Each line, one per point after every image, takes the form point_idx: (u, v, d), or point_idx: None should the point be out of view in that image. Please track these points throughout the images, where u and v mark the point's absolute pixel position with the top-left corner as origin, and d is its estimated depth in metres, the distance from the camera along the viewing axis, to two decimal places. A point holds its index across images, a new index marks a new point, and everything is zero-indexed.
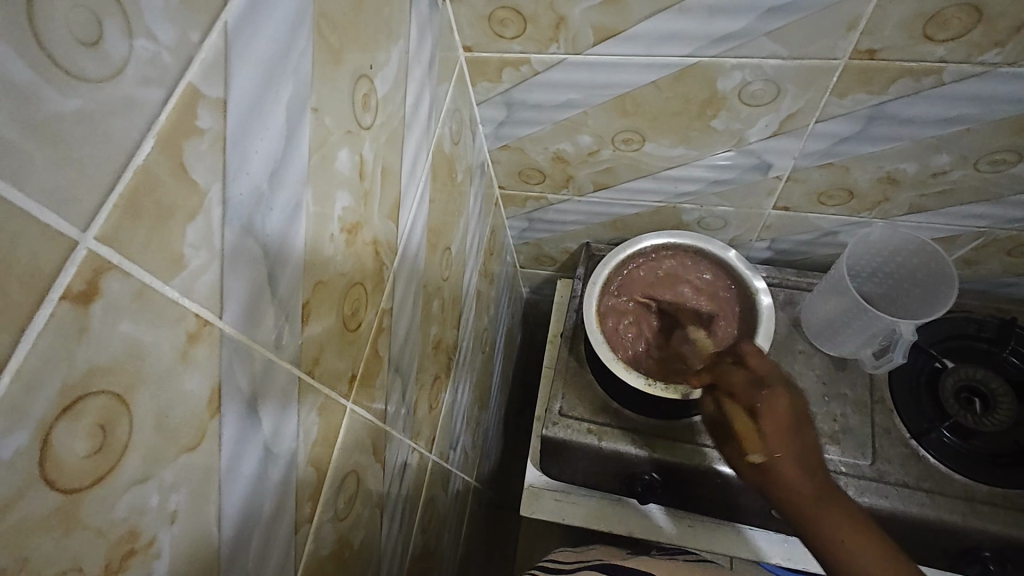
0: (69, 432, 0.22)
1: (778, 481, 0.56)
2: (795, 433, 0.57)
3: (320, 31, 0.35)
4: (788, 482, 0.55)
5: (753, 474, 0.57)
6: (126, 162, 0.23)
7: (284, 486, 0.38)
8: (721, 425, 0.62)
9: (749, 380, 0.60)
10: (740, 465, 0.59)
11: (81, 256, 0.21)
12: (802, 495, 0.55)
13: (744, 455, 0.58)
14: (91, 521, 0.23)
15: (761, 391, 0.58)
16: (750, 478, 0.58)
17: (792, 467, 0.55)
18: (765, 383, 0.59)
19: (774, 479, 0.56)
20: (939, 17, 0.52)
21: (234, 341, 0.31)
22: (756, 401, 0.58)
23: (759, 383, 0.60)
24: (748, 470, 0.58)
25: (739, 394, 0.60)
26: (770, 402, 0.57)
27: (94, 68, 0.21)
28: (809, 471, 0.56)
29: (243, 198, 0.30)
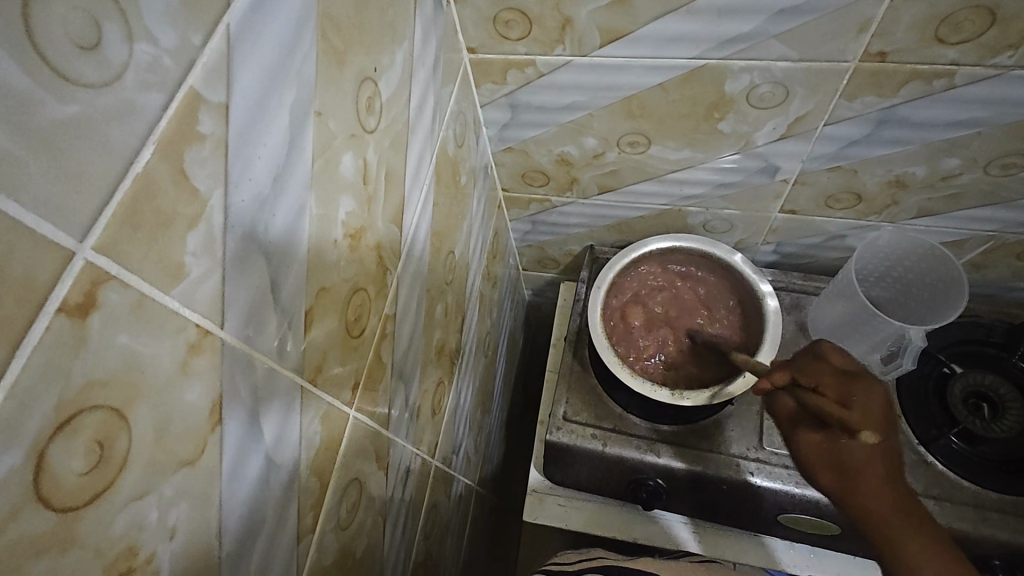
0: (64, 448, 0.21)
1: (868, 469, 0.55)
2: (887, 429, 0.57)
3: (324, 33, 0.34)
4: (873, 486, 0.55)
5: (839, 462, 0.56)
6: (126, 170, 0.22)
7: (286, 496, 0.38)
8: (803, 418, 0.60)
9: (835, 373, 0.61)
10: (827, 453, 0.57)
11: (77, 267, 0.21)
12: (886, 496, 0.54)
13: (836, 441, 0.57)
14: (87, 539, 0.23)
15: (858, 386, 0.59)
16: (831, 470, 0.56)
17: (880, 464, 0.55)
18: (858, 377, 0.60)
19: (854, 465, 0.55)
20: (952, 19, 0.51)
21: (235, 351, 0.30)
22: (854, 391, 0.58)
23: (851, 377, 0.60)
24: (835, 458, 0.56)
25: (830, 385, 0.59)
26: (865, 396, 0.58)
27: (92, 72, 0.21)
28: (895, 474, 0.56)
29: (246, 204, 0.29)
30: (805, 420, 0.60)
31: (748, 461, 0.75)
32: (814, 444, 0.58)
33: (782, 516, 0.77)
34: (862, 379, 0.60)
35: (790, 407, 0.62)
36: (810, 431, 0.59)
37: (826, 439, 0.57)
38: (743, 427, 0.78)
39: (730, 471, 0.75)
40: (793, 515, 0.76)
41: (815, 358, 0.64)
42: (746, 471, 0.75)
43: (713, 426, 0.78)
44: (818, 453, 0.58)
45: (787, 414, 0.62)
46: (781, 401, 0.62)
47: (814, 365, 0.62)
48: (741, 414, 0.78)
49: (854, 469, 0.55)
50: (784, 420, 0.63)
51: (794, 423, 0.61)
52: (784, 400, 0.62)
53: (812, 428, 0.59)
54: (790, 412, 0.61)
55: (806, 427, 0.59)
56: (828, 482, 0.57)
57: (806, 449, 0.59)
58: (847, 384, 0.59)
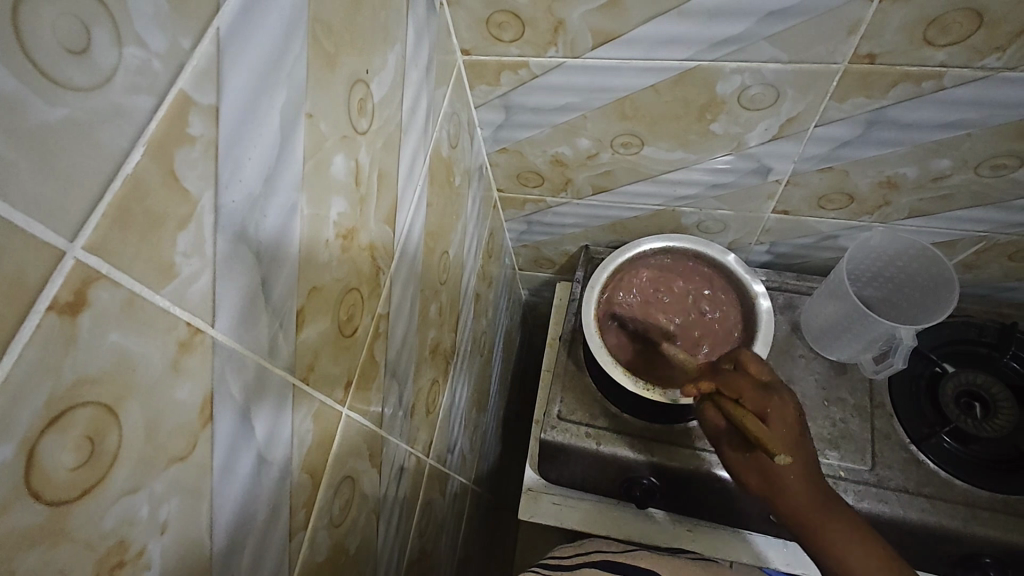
0: (56, 443, 0.22)
1: (790, 483, 0.55)
2: (801, 440, 0.56)
3: (315, 36, 0.35)
4: (794, 485, 0.55)
5: (768, 473, 0.57)
6: (116, 171, 0.23)
7: (278, 493, 0.38)
8: (727, 433, 0.59)
9: (754, 388, 0.58)
10: (753, 466, 0.58)
11: (68, 266, 0.21)
12: (805, 497, 0.55)
13: (763, 461, 0.57)
14: (77, 533, 0.23)
15: (772, 398, 0.57)
16: (760, 476, 0.58)
17: (805, 472, 0.56)
18: (771, 388, 0.59)
19: (782, 478, 0.56)
20: (938, 21, 0.52)
21: (227, 349, 0.31)
22: (769, 402, 0.56)
23: (767, 387, 0.58)
24: (762, 472, 0.57)
25: (752, 396, 0.57)
26: (779, 411, 0.56)
27: (81, 76, 0.21)
28: (817, 475, 0.57)
29: (237, 205, 0.30)
30: (727, 435, 0.59)
31: None
32: (741, 458, 0.59)
33: (777, 514, 0.77)
34: (777, 392, 0.58)
35: (716, 419, 0.59)
36: (734, 443, 0.59)
37: (751, 453, 0.58)
38: None
39: (725, 469, 0.75)
40: None
41: (736, 367, 0.62)
42: None
43: None
44: (750, 467, 0.59)
45: (716, 427, 0.59)
46: (707, 416, 0.60)
47: (737, 379, 0.59)
48: None
49: (774, 479, 0.56)
50: (710, 433, 0.61)
51: (718, 437, 0.60)
52: (711, 413, 0.59)
53: (738, 442, 0.59)
54: (722, 425, 0.59)
55: (727, 440, 0.60)
56: (761, 490, 0.58)
57: (735, 461, 0.60)
58: (770, 399, 0.57)
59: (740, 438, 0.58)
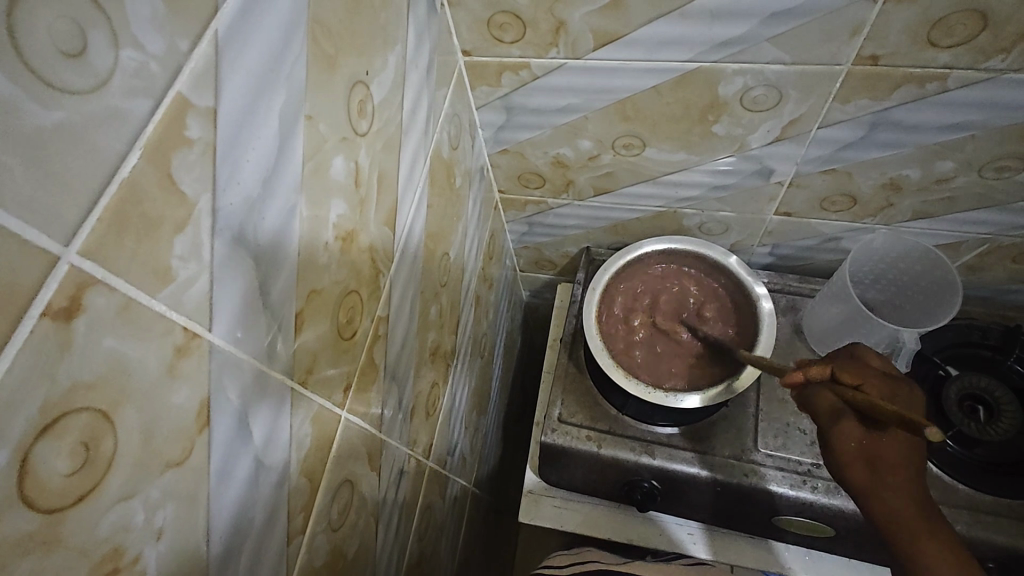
0: (50, 451, 0.22)
1: (901, 473, 0.52)
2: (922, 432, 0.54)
3: (315, 37, 0.35)
4: (894, 493, 0.53)
5: (874, 460, 0.52)
6: (111, 174, 0.22)
7: (275, 498, 0.38)
8: (845, 413, 0.53)
9: (879, 375, 0.54)
10: (865, 451, 0.52)
11: (62, 271, 0.21)
12: (910, 504, 0.52)
13: (883, 446, 0.52)
14: (72, 541, 0.23)
15: (903, 389, 0.54)
16: (864, 466, 0.53)
17: (917, 468, 0.53)
18: (899, 379, 0.55)
19: (892, 464, 0.52)
20: (943, 23, 0.51)
21: (224, 353, 0.30)
22: (894, 391, 0.53)
23: (893, 377, 0.55)
24: (868, 458, 0.53)
25: (880, 386, 0.53)
26: (911, 396, 0.54)
27: (77, 78, 0.21)
28: (921, 483, 0.53)
29: (234, 208, 0.30)
30: (844, 416, 0.53)
31: (743, 463, 0.76)
32: (852, 443, 0.52)
33: (777, 518, 0.77)
34: (904, 383, 0.55)
35: (830, 402, 0.53)
36: (854, 424, 0.52)
37: (868, 437, 0.52)
38: (737, 429, 0.78)
39: (725, 473, 0.75)
40: (788, 517, 0.76)
41: (851, 357, 0.59)
42: (741, 473, 0.75)
43: (708, 428, 0.78)
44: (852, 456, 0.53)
45: (826, 409, 0.53)
46: (819, 397, 0.54)
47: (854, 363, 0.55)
48: (735, 416, 0.78)
49: (891, 469, 0.52)
50: (811, 412, 0.55)
51: (826, 419, 0.54)
52: (825, 395, 0.54)
53: (858, 423, 0.52)
54: (838, 407, 0.53)
55: (846, 421, 0.52)
56: (860, 480, 0.53)
57: (844, 446, 0.52)
58: (898, 387, 0.54)
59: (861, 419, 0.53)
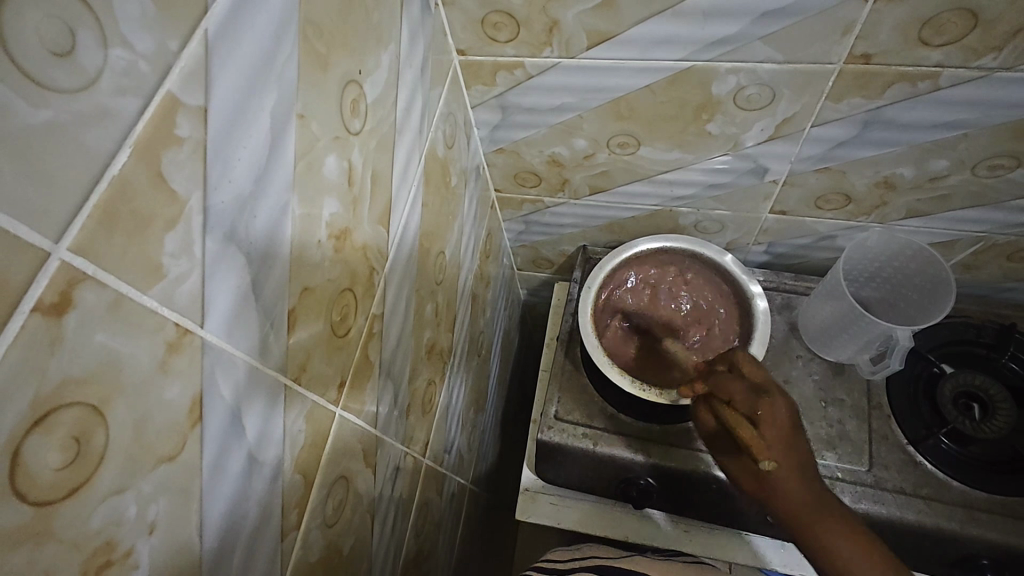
0: (40, 443, 0.22)
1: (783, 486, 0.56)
2: (791, 438, 0.57)
3: (306, 37, 0.35)
4: (788, 486, 0.56)
5: (758, 476, 0.58)
6: (102, 172, 0.23)
7: (269, 493, 0.38)
8: (722, 432, 0.62)
9: (749, 389, 0.59)
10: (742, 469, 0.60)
11: (53, 267, 0.21)
12: (799, 499, 0.55)
13: (752, 463, 0.58)
14: (64, 533, 0.23)
15: (762, 400, 0.57)
16: (754, 481, 0.59)
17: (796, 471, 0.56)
18: (766, 391, 0.58)
19: (772, 483, 0.57)
20: (934, 21, 0.51)
21: (216, 349, 0.31)
22: (763, 405, 0.57)
23: (759, 391, 0.58)
24: (754, 477, 0.58)
25: (745, 400, 0.58)
26: (771, 412, 0.57)
27: (66, 78, 0.21)
28: (808, 477, 0.56)
29: (226, 206, 0.30)
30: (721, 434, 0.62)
31: None
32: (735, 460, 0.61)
33: (773, 515, 0.77)
34: (768, 395, 0.58)
35: (712, 423, 0.62)
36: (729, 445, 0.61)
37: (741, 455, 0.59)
38: None
39: (720, 471, 0.75)
40: None
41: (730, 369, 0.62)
42: None
43: None
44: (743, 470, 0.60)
45: (710, 428, 0.63)
46: (703, 416, 0.64)
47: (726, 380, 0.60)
48: None
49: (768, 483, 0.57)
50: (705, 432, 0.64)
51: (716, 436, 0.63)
52: (707, 418, 0.63)
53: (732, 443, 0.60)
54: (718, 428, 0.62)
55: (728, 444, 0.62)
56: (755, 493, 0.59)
57: (733, 464, 0.62)
58: (760, 401, 0.57)
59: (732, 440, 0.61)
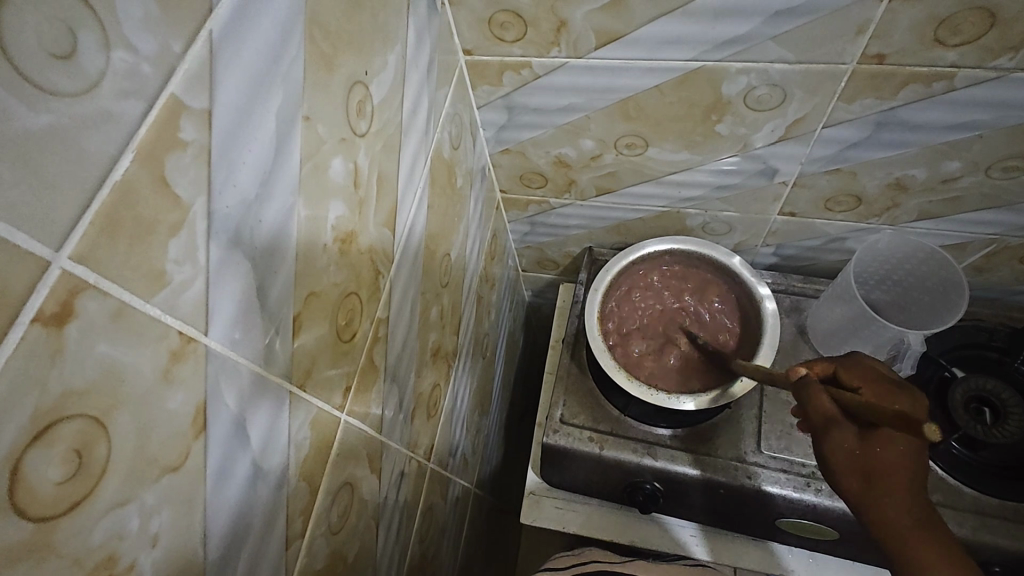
0: (42, 458, 0.21)
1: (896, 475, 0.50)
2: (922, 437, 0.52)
3: (312, 37, 0.34)
4: (898, 479, 0.50)
5: (867, 468, 0.50)
6: (103, 179, 0.22)
7: (274, 500, 0.38)
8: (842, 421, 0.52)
9: (881, 380, 0.56)
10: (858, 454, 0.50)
11: (53, 276, 0.21)
12: (903, 510, 0.50)
13: (877, 451, 0.50)
14: (66, 548, 0.23)
15: (898, 397, 0.54)
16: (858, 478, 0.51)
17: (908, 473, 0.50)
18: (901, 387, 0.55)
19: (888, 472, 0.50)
20: (950, 21, 0.51)
21: (220, 357, 0.30)
22: (897, 395, 0.54)
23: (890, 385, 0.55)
24: (866, 465, 0.50)
25: (877, 393, 0.54)
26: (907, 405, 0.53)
27: (68, 82, 0.21)
28: (918, 491, 0.51)
29: (230, 211, 0.29)
30: (841, 420, 0.52)
31: (746, 465, 0.75)
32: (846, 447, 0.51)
33: (781, 520, 0.77)
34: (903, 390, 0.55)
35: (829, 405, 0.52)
36: (845, 434, 0.51)
37: (860, 443, 0.51)
38: (741, 431, 0.77)
39: (728, 475, 0.75)
40: (791, 519, 0.76)
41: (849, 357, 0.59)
42: (744, 474, 0.75)
43: (711, 429, 0.78)
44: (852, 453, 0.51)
45: (825, 412, 0.52)
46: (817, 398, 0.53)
47: (862, 368, 0.56)
48: (739, 417, 0.78)
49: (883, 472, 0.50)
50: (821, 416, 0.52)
51: (828, 423, 0.52)
52: (823, 401, 0.52)
53: (852, 431, 0.51)
54: (835, 413, 0.52)
55: (838, 427, 0.51)
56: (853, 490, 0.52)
57: (835, 453, 0.51)
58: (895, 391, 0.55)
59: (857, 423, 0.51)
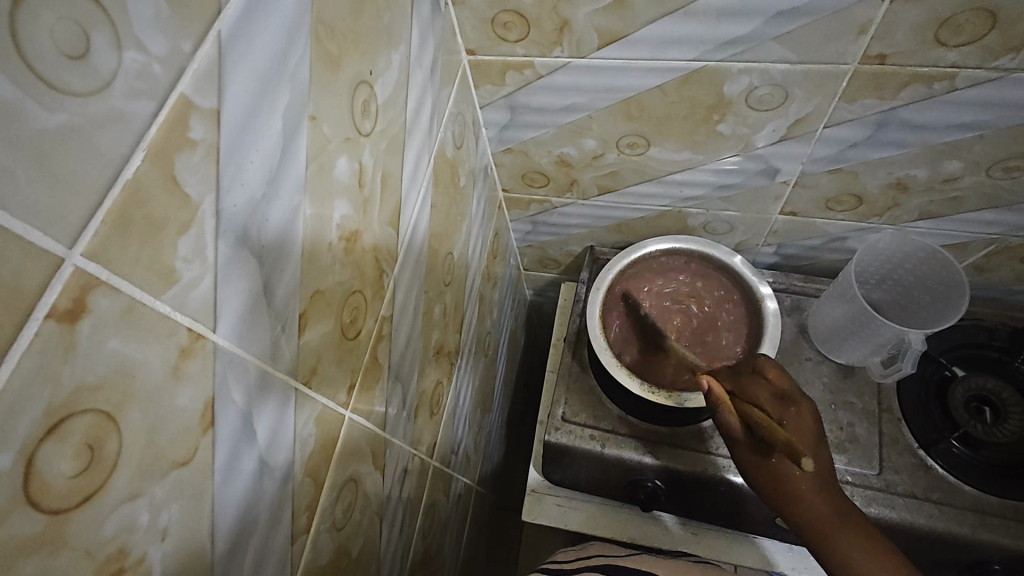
0: (55, 452, 0.22)
1: (802, 486, 0.58)
2: (817, 446, 0.59)
3: (318, 38, 0.34)
4: (801, 486, 0.58)
5: (777, 480, 0.58)
6: (115, 177, 0.22)
7: (280, 496, 0.38)
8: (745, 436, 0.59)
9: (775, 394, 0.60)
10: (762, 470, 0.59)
11: (66, 273, 0.21)
12: (820, 508, 0.58)
13: (781, 467, 0.57)
14: (77, 541, 0.23)
15: (791, 410, 0.59)
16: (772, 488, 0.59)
17: (812, 480, 0.58)
18: (791, 399, 0.59)
19: (791, 483, 0.58)
20: (951, 22, 0.51)
21: (228, 354, 0.31)
22: (789, 410, 0.59)
23: (783, 398, 0.59)
24: (771, 477, 0.58)
25: (774, 408, 0.59)
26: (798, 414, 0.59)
27: (81, 82, 0.21)
28: (828, 489, 0.59)
29: (238, 209, 0.30)
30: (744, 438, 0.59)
31: None
32: (750, 460, 0.60)
33: (782, 519, 0.77)
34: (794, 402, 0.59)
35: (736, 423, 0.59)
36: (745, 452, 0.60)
37: (758, 457, 0.59)
38: None
39: (729, 473, 0.75)
40: None
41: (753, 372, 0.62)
42: (745, 473, 0.75)
43: (712, 428, 0.78)
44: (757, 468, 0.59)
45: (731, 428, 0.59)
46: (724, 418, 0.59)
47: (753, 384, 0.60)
48: None
49: (785, 482, 0.58)
50: (725, 434, 0.61)
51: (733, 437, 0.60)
52: (729, 419, 0.59)
53: (748, 446, 0.59)
54: (737, 430, 0.59)
55: (739, 444, 0.60)
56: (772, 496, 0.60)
57: (744, 463, 0.60)
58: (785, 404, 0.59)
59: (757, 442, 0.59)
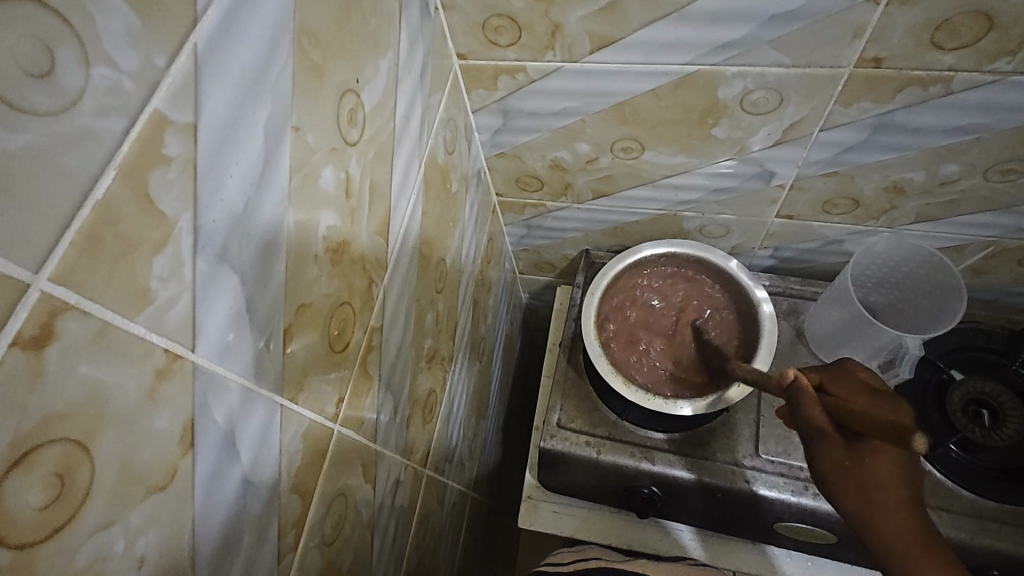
0: (22, 484, 0.21)
1: (881, 485, 0.50)
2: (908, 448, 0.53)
3: (301, 47, 0.34)
4: (883, 477, 0.50)
5: (863, 483, 0.50)
6: (83, 198, 0.22)
7: (266, 515, 0.37)
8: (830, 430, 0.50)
9: (866, 391, 0.56)
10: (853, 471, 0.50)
11: (32, 299, 0.20)
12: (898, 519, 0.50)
13: (865, 459, 0.50)
14: (48, 573, 0.22)
15: (883, 404, 0.53)
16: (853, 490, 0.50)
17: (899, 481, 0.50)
18: (879, 396, 0.55)
19: (881, 485, 0.50)
20: (947, 25, 0.50)
21: (208, 373, 0.30)
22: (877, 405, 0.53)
23: (875, 393, 0.56)
24: (857, 479, 0.50)
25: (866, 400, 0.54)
26: (891, 410, 0.53)
27: (46, 101, 0.20)
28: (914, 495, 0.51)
29: (218, 225, 0.29)
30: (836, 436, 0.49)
31: (744, 469, 0.75)
32: (836, 461, 0.50)
33: (779, 525, 0.76)
34: (886, 395, 0.56)
35: (784, 404, 0.53)
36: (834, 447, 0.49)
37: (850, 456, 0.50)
38: (739, 434, 0.77)
39: (726, 479, 0.75)
40: (789, 523, 0.76)
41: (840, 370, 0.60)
42: (741, 479, 0.74)
43: (708, 433, 0.77)
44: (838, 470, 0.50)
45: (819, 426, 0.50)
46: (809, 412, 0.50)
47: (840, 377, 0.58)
48: (736, 421, 0.78)
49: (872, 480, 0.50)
50: (813, 430, 0.50)
51: (813, 435, 0.51)
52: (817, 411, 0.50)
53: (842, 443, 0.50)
54: (828, 425, 0.50)
55: (827, 442, 0.50)
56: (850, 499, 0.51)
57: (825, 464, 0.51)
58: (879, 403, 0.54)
59: (847, 436, 0.50)
